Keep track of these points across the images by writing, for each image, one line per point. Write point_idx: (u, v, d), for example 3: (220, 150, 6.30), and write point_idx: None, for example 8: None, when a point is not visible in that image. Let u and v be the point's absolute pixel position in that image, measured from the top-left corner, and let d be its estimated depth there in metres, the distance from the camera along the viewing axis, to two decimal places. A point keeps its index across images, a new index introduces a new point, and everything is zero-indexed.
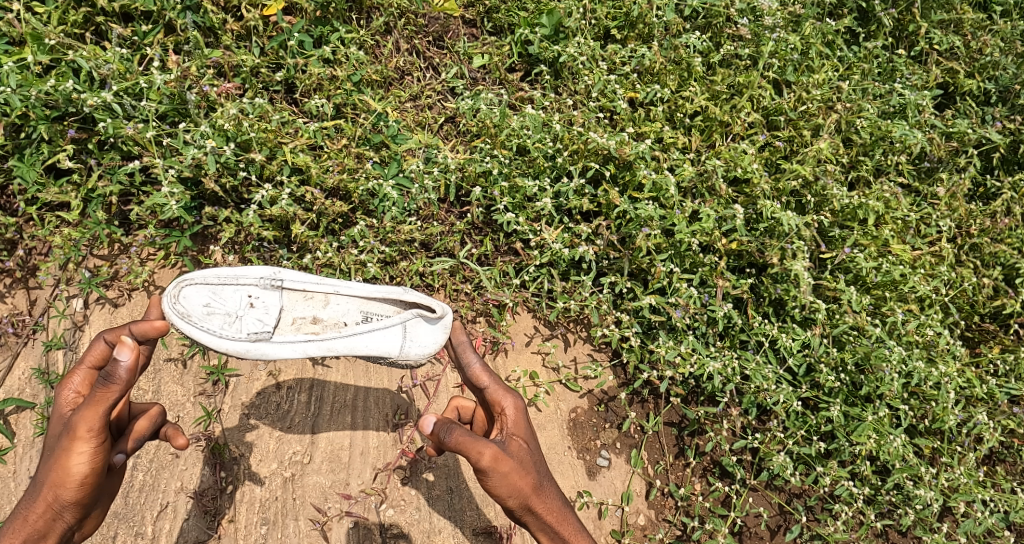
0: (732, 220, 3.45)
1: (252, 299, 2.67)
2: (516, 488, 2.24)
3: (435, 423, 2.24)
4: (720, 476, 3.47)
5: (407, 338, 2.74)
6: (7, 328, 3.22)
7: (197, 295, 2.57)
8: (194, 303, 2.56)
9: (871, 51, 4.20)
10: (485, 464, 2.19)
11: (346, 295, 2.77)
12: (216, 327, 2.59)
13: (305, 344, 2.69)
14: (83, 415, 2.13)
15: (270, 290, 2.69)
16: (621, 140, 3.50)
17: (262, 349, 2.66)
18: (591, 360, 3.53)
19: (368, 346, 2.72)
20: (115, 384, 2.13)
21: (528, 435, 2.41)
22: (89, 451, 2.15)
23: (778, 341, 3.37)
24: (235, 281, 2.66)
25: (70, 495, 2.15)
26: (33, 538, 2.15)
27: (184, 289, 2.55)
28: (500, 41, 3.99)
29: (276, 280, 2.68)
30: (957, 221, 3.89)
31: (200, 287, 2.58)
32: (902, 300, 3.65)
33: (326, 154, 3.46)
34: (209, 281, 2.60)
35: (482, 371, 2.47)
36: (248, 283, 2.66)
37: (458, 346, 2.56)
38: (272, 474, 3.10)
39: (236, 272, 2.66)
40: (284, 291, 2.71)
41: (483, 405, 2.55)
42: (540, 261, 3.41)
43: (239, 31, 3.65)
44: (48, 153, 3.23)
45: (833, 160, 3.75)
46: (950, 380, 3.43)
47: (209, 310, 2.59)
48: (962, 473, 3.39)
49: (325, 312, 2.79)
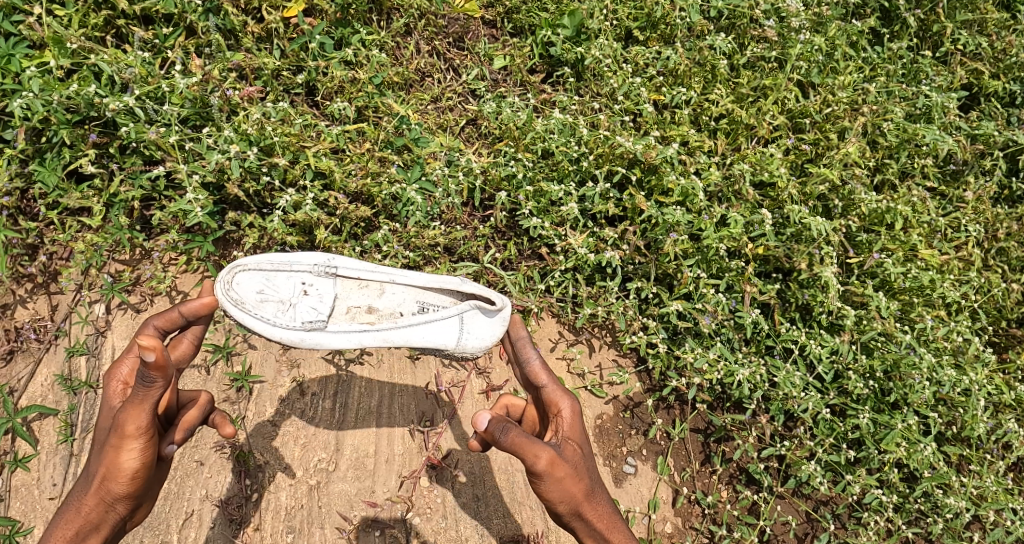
0: (760, 224, 3.41)
1: (306, 287, 2.62)
2: (568, 494, 2.22)
3: (490, 421, 2.20)
4: (747, 484, 3.44)
5: (464, 330, 2.68)
6: (30, 334, 3.20)
7: (251, 281, 2.54)
8: (247, 289, 2.54)
9: (895, 52, 4.15)
10: (541, 467, 2.16)
11: (402, 286, 2.72)
12: (271, 315, 2.56)
13: (361, 334, 2.64)
14: (128, 413, 2.08)
15: (323, 277, 2.65)
16: (647, 143, 3.45)
17: (315, 339, 2.62)
18: (616, 366, 3.51)
19: (424, 338, 2.68)
20: (158, 381, 2.04)
21: (582, 440, 2.38)
22: (139, 448, 2.11)
23: (806, 347, 3.34)
24: (289, 268, 2.61)
25: (121, 489, 2.12)
26: (86, 530, 2.14)
27: (238, 275, 2.52)
28: (522, 42, 3.96)
29: (330, 267, 2.64)
30: (984, 225, 3.83)
31: (254, 273, 2.55)
32: (931, 306, 3.56)
33: (349, 158, 3.44)
34: (263, 267, 2.57)
35: (542, 369, 2.49)
36: (301, 270, 2.61)
37: (518, 342, 2.58)
38: (298, 482, 3.08)
39: (290, 259, 2.61)
40: (339, 278, 2.66)
41: (538, 404, 2.53)
42: (566, 266, 3.38)
43: (260, 34, 3.61)
44: (70, 157, 3.21)
45: (861, 164, 3.69)
46: (979, 387, 3.37)
47: (263, 296, 2.56)
48: (992, 481, 3.33)
49: (381, 300, 2.74)
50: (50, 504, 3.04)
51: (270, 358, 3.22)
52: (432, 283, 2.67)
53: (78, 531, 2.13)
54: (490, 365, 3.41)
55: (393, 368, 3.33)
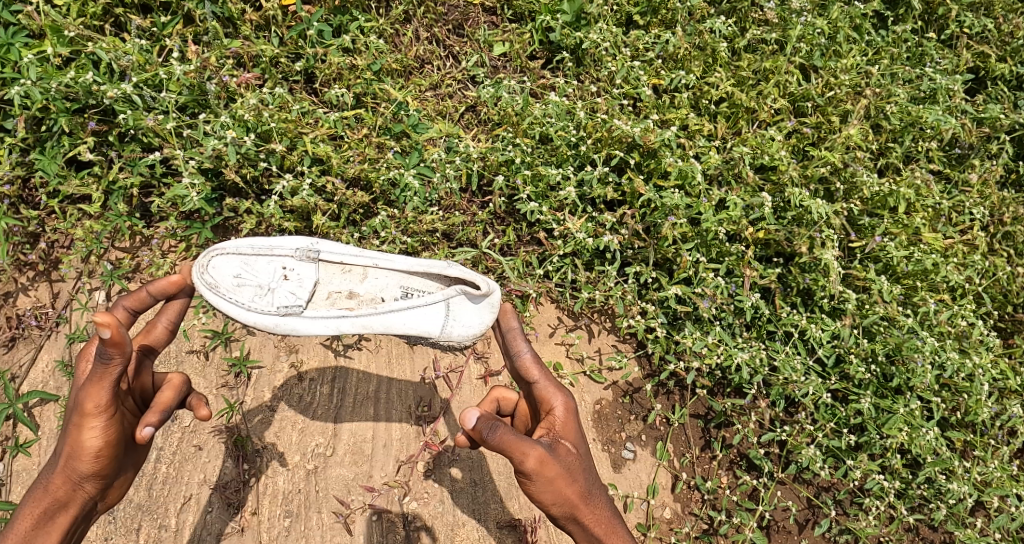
0: (761, 208, 3.37)
1: (286, 271, 2.61)
2: (562, 496, 2.19)
3: (478, 418, 2.07)
4: (747, 469, 3.41)
5: (450, 317, 2.63)
6: (30, 322, 3.20)
7: (227, 266, 2.52)
8: (223, 274, 2.52)
9: (900, 35, 4.09)
10: (530, 467, 2.12)
11: (386, 271, 2.71)
12: (247, 299, 2.54)
13: (339, 319, 2.61)
14: (87, 392, 2.07)
15: (306, 262, 2.64)
16: (646, 127, 3.43)
17: (291, 324, 2.60)
18: (615, 351, 3.49)
19: (406, 325, 2.64)
20: (115, 357, 2.02)
21: (576, 439, 2.33)
22: (100, 426, 2.10)
23: (808, 331, 3.31)
24: (270, 252, 2.61)
25: (87, 467, 2.11)
26: (53, 509, 2.12)
27: (214, 259, 2.50)
28: (521, 29, 3.92)
29: (312, 252, 2.63)
30: (990, 209, 3.76)
31: (231, 257, 2.54)
32: (933, 290, 3.54)
33: (346, 143, 3.43)
34: (242, 251, 2.55)
35: (533, 364, 2.41)
36: (283, 255, 2.61)
37: (509, 334, 2.47)
38: (295, 466, 3.08)
39: (271, 243, 2.61)
40: (321, 263, 2.65)
41: (529, 399, 2.48)
42: (563, 251, 3.38)
43: (258, 21, 3.60)
44: (69, 145, 3.21)
45: (863, 147, 3.66)
46: (984, 372, 3.32)
47: (242, 280, 2.54)
48: (996, 466, 3.28)
49: (363, 285, 2.73)
50: None
51: (268, 343, 3.23)
52: (416, 267, 2.61)
53: (46, 510, 2.11)
54: (489, 349, 3.40)
55: (391, 354, 3.34)
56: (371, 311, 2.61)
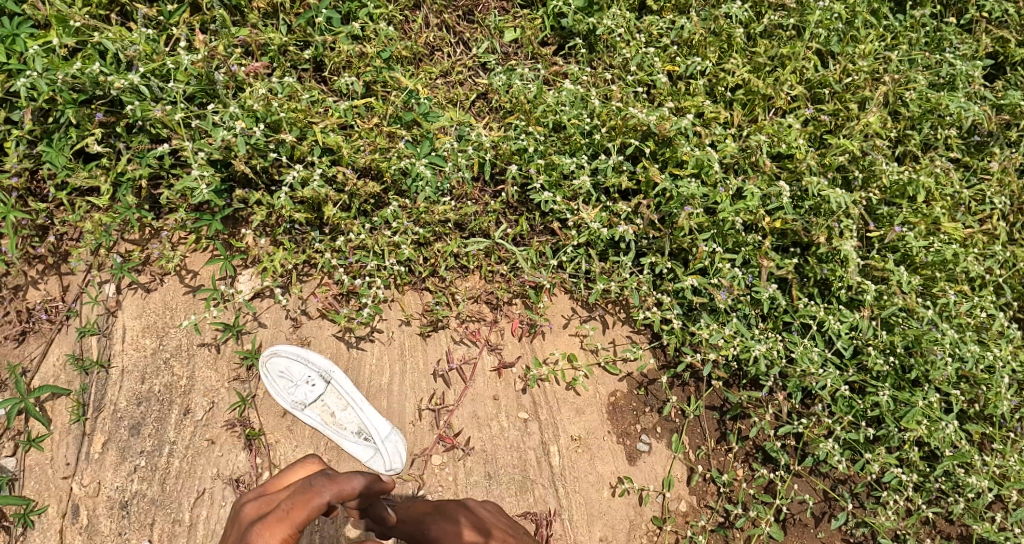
0: (778, 197, 3.34)
1: (309, 381, 3.16)
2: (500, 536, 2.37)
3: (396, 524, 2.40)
4: (763, 462, 3.36)
5: (380, 453, 3.10)
6: (41, 315, 3.12)
7: (280, 363, 3.16)
8: (277, 366, 3.16)
9: (918, 19, 3.99)
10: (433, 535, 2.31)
11: (364, 407, 3.16)
12: (277, 386, 3.14)
13: (315, 426, 3.11)
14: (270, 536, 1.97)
15: (322, 379, 3.18)
16: (661, 115, 3.39)
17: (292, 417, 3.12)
18: (630, 342, 3.47)
19: (346, 446, 3.10)
20: (326, 485, 2.09)
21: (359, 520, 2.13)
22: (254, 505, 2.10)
23: (825, 323, 3.27)
24: (306, 364, 3.19)
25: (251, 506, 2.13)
26: None
27: (275, 353, 3.18)
28: (533, 14, 3.87)
29: (330, 376, 3.18)
30: (1010, 198, 3.68)
31: (284, 358, 3.18)
32: (953, 280, 3.48)
33: (357, 133, 3.37)
34: (292, 357, 3.19)
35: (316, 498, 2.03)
36: (313, 369, 3.18)
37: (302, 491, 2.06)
38: (308, 460, 3.06)
39: (310, 358, 3.20)
40: (331, 385, 3.18)
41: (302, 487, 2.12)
42: (578, 241, 3.35)
43: (266, 9, 3.53)
44: (76, 137, 3.16)
45: (882, 135, 3.60)
46: (1004, 363, 3.27)
47: (284, 376, 3.15)
48: (1016, 461, 3.23)
49: (332, 427, 3.12)
50: (65, 484, 2.89)
51: (280, 335, 3.24)
52: (382, 427, 3.14)
53: None
54: (502, 341, 3.39)
55: (404, 345, 3.33)
56: (338, 435, 3.11)
